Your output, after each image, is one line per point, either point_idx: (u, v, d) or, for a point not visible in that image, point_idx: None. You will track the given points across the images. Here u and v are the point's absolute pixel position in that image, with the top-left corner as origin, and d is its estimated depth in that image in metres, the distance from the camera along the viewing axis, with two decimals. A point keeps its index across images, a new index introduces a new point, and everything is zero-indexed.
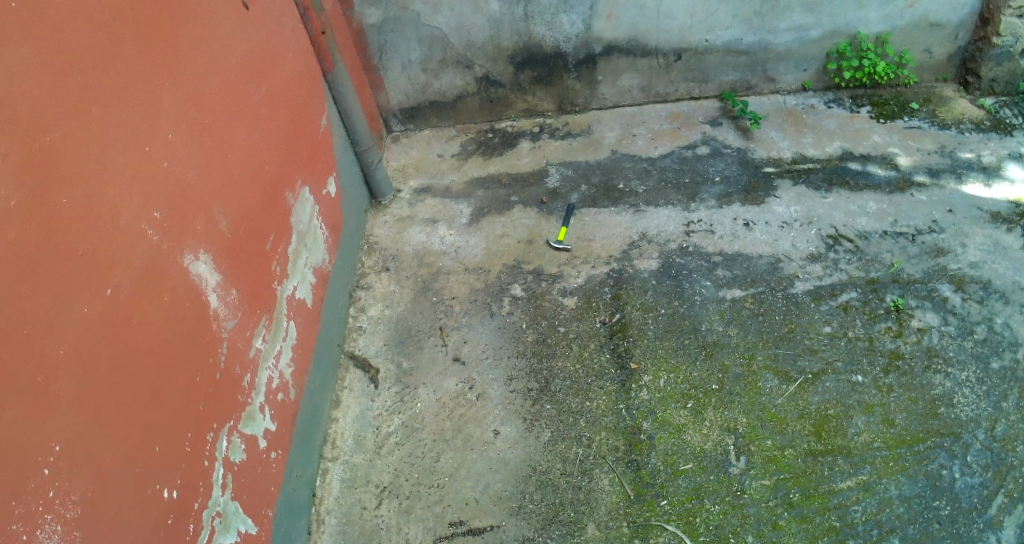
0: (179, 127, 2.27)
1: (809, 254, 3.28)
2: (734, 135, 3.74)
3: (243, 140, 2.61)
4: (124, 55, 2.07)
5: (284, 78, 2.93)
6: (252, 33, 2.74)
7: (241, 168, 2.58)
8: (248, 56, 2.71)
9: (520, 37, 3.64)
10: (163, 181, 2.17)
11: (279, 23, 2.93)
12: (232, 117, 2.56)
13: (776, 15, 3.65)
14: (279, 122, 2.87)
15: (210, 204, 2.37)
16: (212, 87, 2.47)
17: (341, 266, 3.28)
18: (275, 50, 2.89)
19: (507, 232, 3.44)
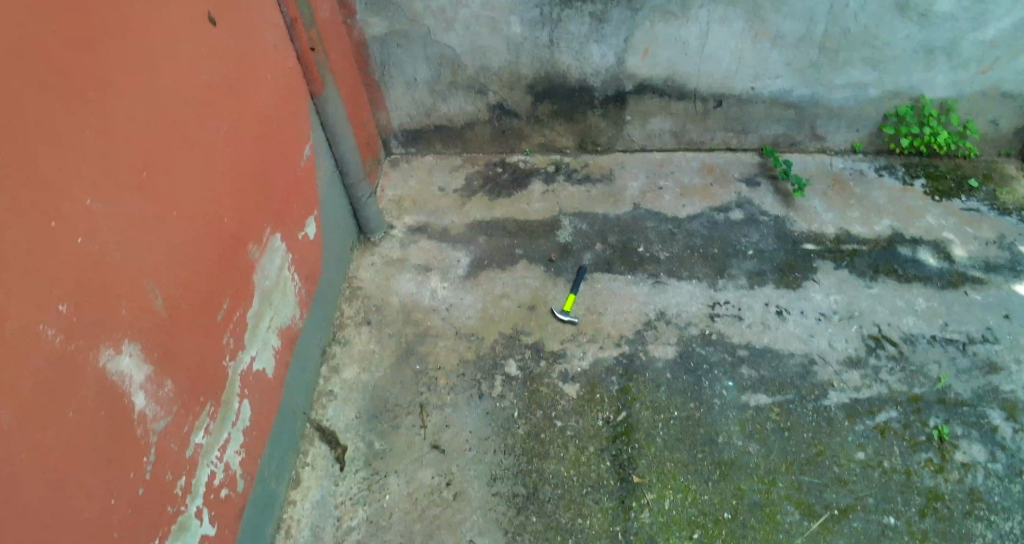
0: (108, 186, 1.80)
1: (847, 357, 2.88)
2: (772, 200, 3.33)
3: (209, 189, 2.18)
4: (100, 110, 1.79)
5: (275, 117, 2.54)
6: (220, 53, 2.25)
7: (192, 225, 2.10)
8: (216, 82, 2.22)
9: (542, 66, 3.21)
10: (117, 261, 1.82)
11: (256, 36, 2.44)
12: (185, 164, 2.08)
13: (833, 69, 3.23)
14: (248, 159, 2.38)
15: (143, 278, 1.91)
16: (160, 127, 1.99)
17: (315, 320, 2.86)
18: (249, 70, 2.40)
19: (507, 292, 3.03)
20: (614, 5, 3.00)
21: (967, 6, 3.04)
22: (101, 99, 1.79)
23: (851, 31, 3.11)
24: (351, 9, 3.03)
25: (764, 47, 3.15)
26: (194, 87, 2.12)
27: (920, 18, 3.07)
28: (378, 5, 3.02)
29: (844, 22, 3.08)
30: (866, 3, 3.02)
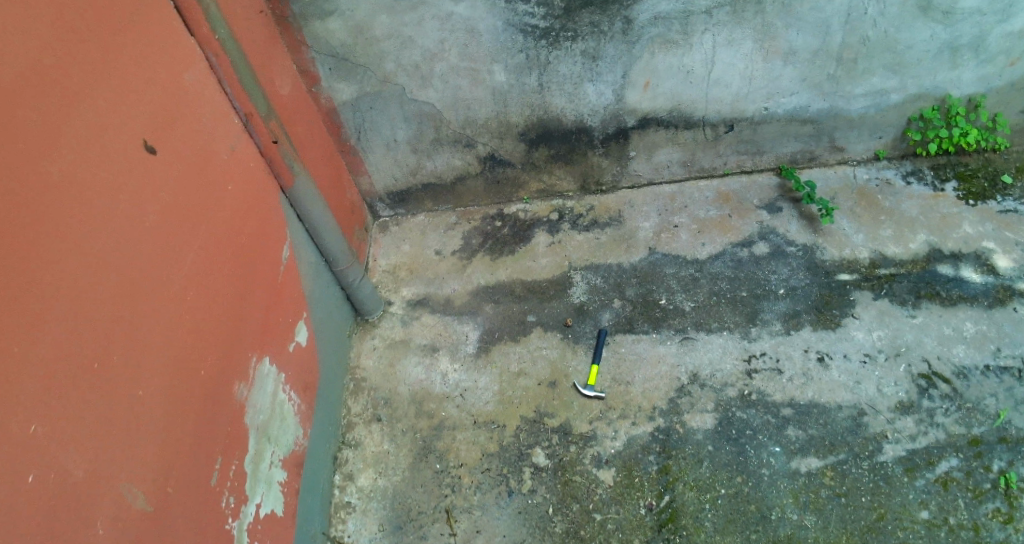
0: (53, 397, 1.53)
1: (898, 402, 2.62)
2: (797, 226, 3.09)
3: (184, 345, 1.91)
4: (28, 318, 1.51)
5: (247, 231, 2.26)
6: (167, 182, 1.94)
7: (166, 397, 1.83)
8: (173, 220, 1.93)
9: (533, 111, 2.98)
10: (77, 480, 1.56)
11: (207, 144, 2.13)
12: (149, 331, 1.80)
13: (851, 79, 2.98)
14: (220, 289, 2.09)
15: (116, 483, 1.65)
16: (107, 300, 1.69)
17: (321, 430, 2.62)
18: (208, 189, 2.10)
19: (524, 369, 2.80)
20: (608, 41, 2.77)
21: None
22: (22, 299, 1.50)
23: (870, 38, 2.85)
24: (314, 77, 2.79)
25: (776, 65, 2.91)
26: (142, 236, 1.82)
27: (945, 17, 2.81)
28: (343, 70, 2.78)
29: (862, 29, 2.82)
30: (885, 8, 2.77)
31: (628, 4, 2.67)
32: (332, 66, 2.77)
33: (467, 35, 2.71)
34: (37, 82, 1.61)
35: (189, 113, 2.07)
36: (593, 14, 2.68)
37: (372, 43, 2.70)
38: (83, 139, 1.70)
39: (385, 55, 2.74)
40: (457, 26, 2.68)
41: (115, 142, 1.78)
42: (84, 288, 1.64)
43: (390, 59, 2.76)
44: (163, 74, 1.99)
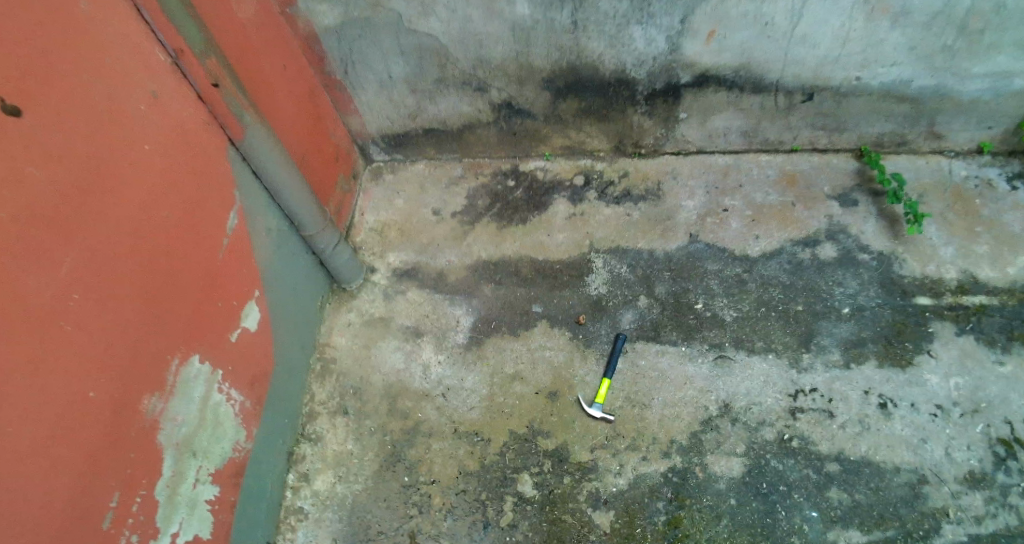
0: None
1: (968, 473, 2.10)
2: (874, 230, 2.47)
3: (99, 361, 1.64)
4: None
5: (196, 210, 1.89)
6: (13, 155, 1.49)
7: (68, 422, 1.58)
8: (85, 210, 1.61)
9: (563, 55, 2.37)
10: None
11: (94, 97, 1.65)
12: (45, 348, 1.54)
13: (972, 53, 2.30)
14: (162, 288, 1.79)
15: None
16: None
17: (274, 425, 2.26)
18: (139, 164, 1.74)
19: (521, 373, 2.36)
20: None
21: None
22: None
23: (1008, 4, 2.16)
24: None
25: (881, 27, 2.24)
26: None
27: None
28: None
29: None
30: None
31: None
32: None
33: None
34: None
35: (59, 56, 1.58)
36: None
37: None
38: None
39: None
40: None
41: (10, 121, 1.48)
42: None
43: None
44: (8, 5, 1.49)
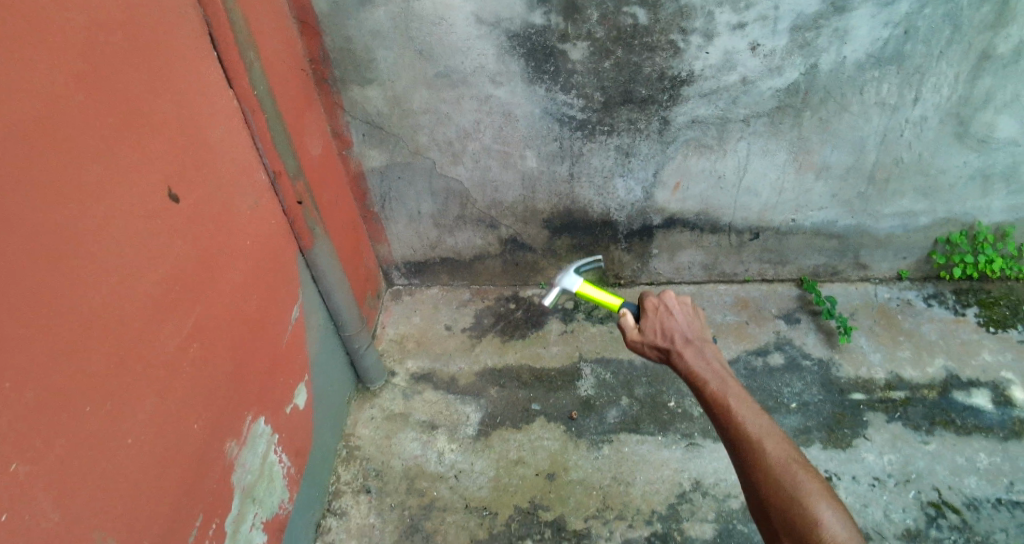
0: (104, 426, 1.65)
1: (906, 530, 2.56)
2: (814, 340, 3.00)
3: (209, 397, 2.01)
4: (97, 344, 1.64)
5: (276, 296, 2.39)
6: (187, 225, 1.95)
7: (188, 446, 1.91)
8: (224, 277, 2.11)
9: (561, 200, 2.94)
10: (100, 500, 1.63)
11: (239, 197, 2.21)
12: (187, 378, 1.92)
13: (881, 199, 2.85)
14: (247, 351, 2.21)
15: (77, 532, 1.57)
16: (115, 334, 1.69)
17: (304, 500, 2.51)
18: (249, 254, 2.24)
19: (522, 457, 2.71)
20: (643, 139, 2.70)
21: None
22: (94, 317, 1.64)
23: (904, 160, 2.71)
24: (347, 140, 2.87)
25: (808, 178, 2.78)
26: (147, 286, 1.80)
27: (980, 145, 2.66)
28: (376, 137, 2.85)
29: (896, 151, 2.69)
30: (922, 132, 2.63)
31: (667, 105, 2.60)
32: (366, 133, 2.84)
33: (503, 118, 2.72)
34: (64, 131, 1.59)
35: (218, 160, 2.11)
36: (631, 111, 2.62)
37: (408, 115, 2.76)
38: (160, 187, 1.86)
39: (419, 128, 2.79)
40: (495, 108, 2.69)
41: (194, 200, 1.99)
42: (135, 327, 1.76)
43: (424, 133, 2.81)
44: (197, 116, 2.02)
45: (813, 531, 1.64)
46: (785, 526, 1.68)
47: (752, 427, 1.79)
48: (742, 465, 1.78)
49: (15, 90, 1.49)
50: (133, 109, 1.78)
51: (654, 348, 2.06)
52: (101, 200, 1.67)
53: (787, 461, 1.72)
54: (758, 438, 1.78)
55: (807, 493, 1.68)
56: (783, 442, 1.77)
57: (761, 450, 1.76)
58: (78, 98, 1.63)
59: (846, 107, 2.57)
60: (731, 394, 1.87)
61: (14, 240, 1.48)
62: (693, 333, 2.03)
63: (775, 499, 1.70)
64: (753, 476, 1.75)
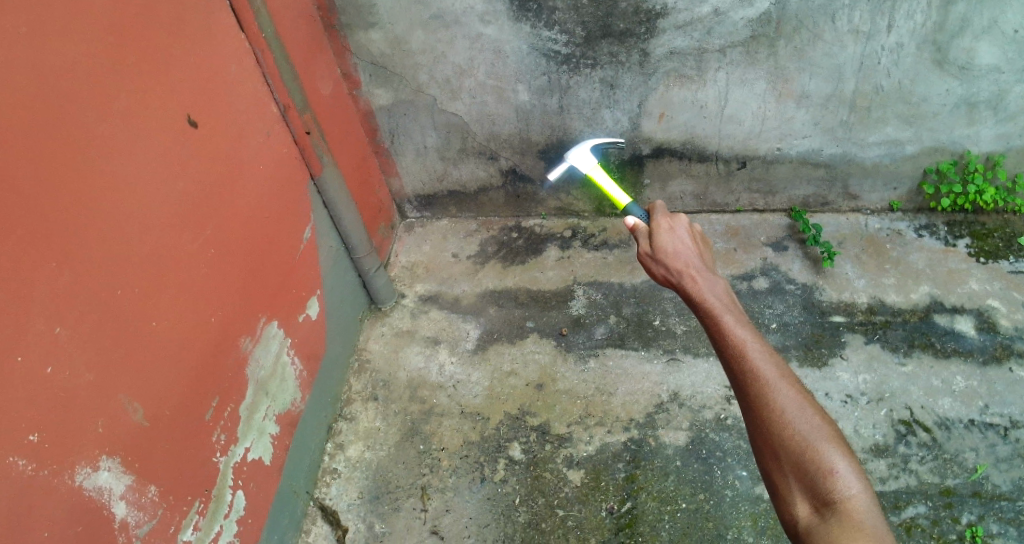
0: (128, 307, 1.95)
1: (874, 444, 2.64)
2: (800, 266, 3.15)
3: (221, 297, 2.30)
4: (123, 237, 1.94)
5: (288, 216, 2.67)
6: (202, 145, 2.23)
7: (200, 335, 2.20)
8: (237, 193, 2.38)
9: (553, 131, 3.18)
10: (126, 366, 1.94)
11: (252, 124, 2.47)
12: (201, 277, 2.21)
13: (865, 127, 3.05)
14: (259, 261, 2.49)
15: (114, 393, 1.90)
16: (137, 231, 1.98)
17: (317, 401, 2.83)
18: (261, 176, 2.52)
19: (514, 370, 2.97)
20: (625, 71, 2.94)
21: (1014, 56, 2.77)
22: (120, 215, 1.93)
23: (883, 87, 2.91)
24: (355, 80, 3.09)
25: (789, 107, 3.01)
26: (169, 196, 2.10)
27: (962, 72, 2.84)
28: (381, 77, 3.08)
29: (875, 78, 2.89)
30: (900, 58, 2.82)
31: (645, 38, 2.83)
32: (372, 73, 3.07)
33: (494, 55, 2.94)
34: (101, 60, 1.89)
35: (233, 89, 2.38)
36: (611, 44, 2.86)
37: (408, 55, 2.98)
38: (177, 110, 2.13)
39: (419, 66, 3.02)
40: (485, 46, 2.92)
41: (209, 124, 2.26)
42: (154, 229, 2.04)
43: (424, 71, 3.03)
44: (213, 49, 2.29)
45: (824, 479, 1.63)
46: (796, 470, 1.66)
47: (769, 372, 1.75)
48: (753, 405, 1.74)
49: (62, 25, 1.78)
50: (156, 44, 2.06)
51: (664, 273, 2.07)
52: (129, 120, 1.97)
53: (804, 403, 1.71)
54: (775, 383, 1.74)
55: (822, 442, 1.66)
56: (801, 391, 1.73)
57: (779, 395, 1.72)
58: (111, 33, 1.92)
59: (819, 35, 2.78)
60: (748, 336, 1.82)
61: (61, 149, 1.78)
62: (700, 262, 2.04)
63: (788, 443, 1.68)
64: (764, 418, 1.71)
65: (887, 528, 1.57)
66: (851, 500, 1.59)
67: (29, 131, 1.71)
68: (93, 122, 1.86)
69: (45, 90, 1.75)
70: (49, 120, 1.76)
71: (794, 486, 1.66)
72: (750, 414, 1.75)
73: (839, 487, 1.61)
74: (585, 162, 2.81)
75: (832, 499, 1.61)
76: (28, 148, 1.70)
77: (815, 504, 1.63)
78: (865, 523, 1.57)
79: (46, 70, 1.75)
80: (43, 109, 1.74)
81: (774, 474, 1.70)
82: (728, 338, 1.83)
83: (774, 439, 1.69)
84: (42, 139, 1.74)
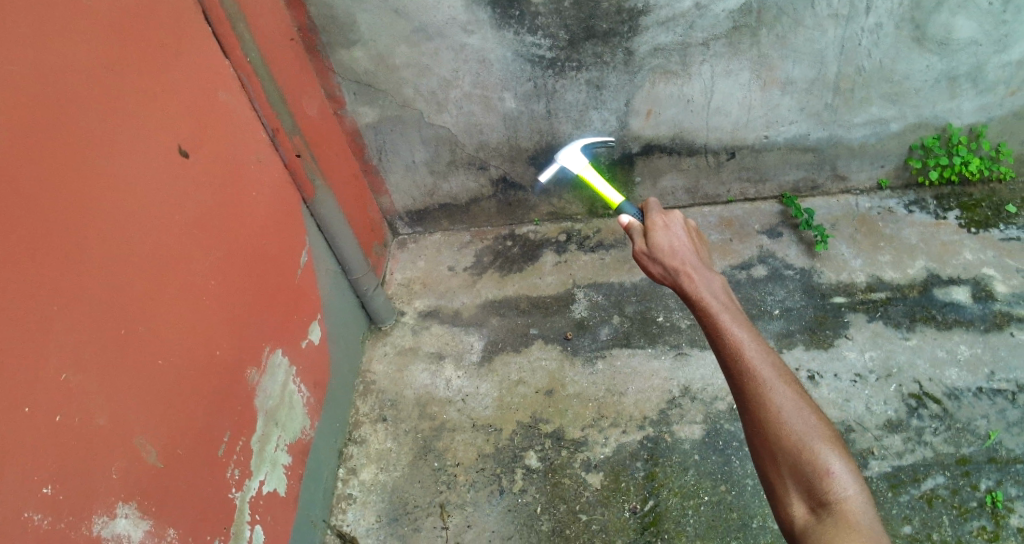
0: (135, 345, 1.91)
1: (887, 420, 2.65)
2: (796, 251, 3.17)
3: (225, 327, 2.26)
4: (124, 275, 1.90)
5: (284, 241, 2.63)
6: (196, 176, 2.19)
7: (207, 368, 2.16)
8: (233, 221, 2.35)
9: (542, 136, 3.18)
10: (137, 405, 1.89)
11: (243, 151, 2.44)
12: (203, 310, 2.17)
13: (850, 109, 3.09)
14: (259, 288, 2.45)
15: (127, 433, 1.85)
16: (138, 267, 1.94)
17: (327, 426, 2.78)
18: (256, 201, 2.48)
19: (523, 378, 2.94)
20: (611, 71, 2.95)
21: (990, 27, 2.82)
22: (120, 252, 1.89)
23: (865, 68, 2.95)
24: (340, 100, 3.07)
25: (774, 94, 3.04)
26: (167, 229, 2.06)
27: (940, 47, 2.89)
28: (366, 95, 3.06)
29: (857, 60, 2.93)
30: (879, 39, 2.86)
31: (628, 36, 2.85)
32: (357, 92, 3.05)
33: (479, 65, 2.94)
34: (89, 95, 1.86)
35: (222, 117, 2.35)
36: (596, 45, 2.87)
37: (393, 71, 2.97)
38: (169, 141, 2.10)
39: (404, 82, 3.00)
40: (470, 56, 2.91)
41: (201, 153, 2.23)
42: (153, 264, 2.00)
43: (409, 86, 3.02)
44: (200, 78, 2.26)
45: (820, 480, 1.62)
46: (792, 470, 1.65)
47: (765, 371, 1.73)
48: (749, 405, 1.72)
49: (47, 62, 1.76)
50: (143, 76, 2.03)
51: (660, 268, 2.06)
52: (121, 154, 1.93)
53: (801, 404, 1.69)
54: (772, 382, 1.72)
55: (819, 442, 1.65)
56: (798, 390, 1.71)
57: (776, 395, 1.70)
58: (97, 67, 1.89)
59: (799, 21, 2.81)
60: (743, 335, 1.80)
61: (58, 187, 1.75)
62: (696, 259, 2.02)
63: (784, 443, 1.66)
64: (761, 418, 1.70)
65: (883, 529, 1.57)
66: (847, 501, 1.59)
67: (23, 171, 1.68)
68: (87, 158, 1.83)
69: (36, 128, 1.72)
70: (42, 159, 1.73)
71: (790, 486, 1.65)
72: (746, 414, 1.74)
73: (835, 488, 1.60)
74: (577, 162, 2.84)
75: (827, 500, 1.60)
76: (23, 188, 1.67)
77: (811, 505, 1.62)
78: (861, 525, 1.56)
79: (36, 109, 1.72)
80: (36, 148, 1.71)
81: (770, 474, 1.69)
82: (723, 336, 1.82)
83: (771, 439, 1.68)
84: (37, 178, 1.71)
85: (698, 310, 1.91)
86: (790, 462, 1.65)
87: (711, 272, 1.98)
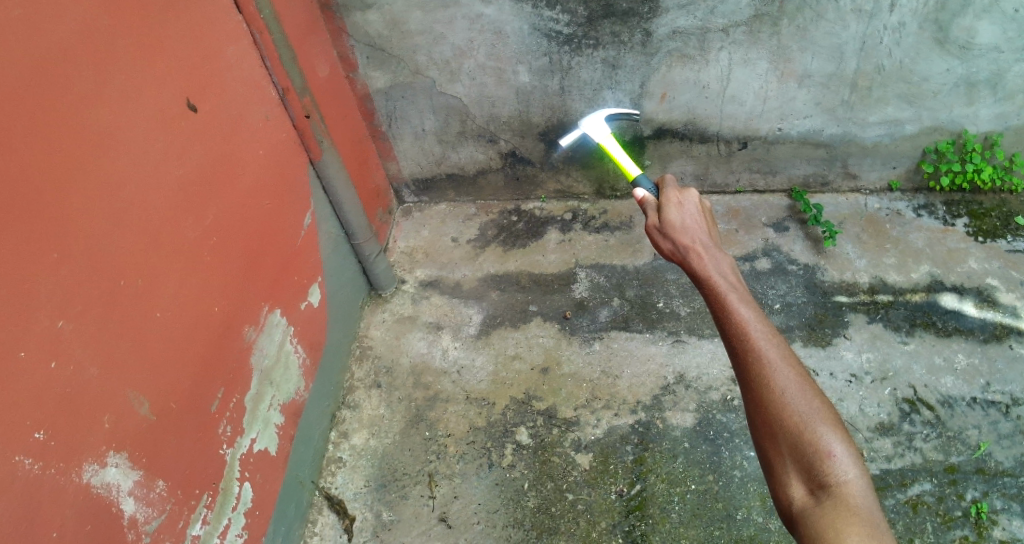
0: (131, 299, 1.89)
1: (879, 423, 2.66)
2: (801, 246, 3.15)
3: (223, 284, 2.24)
4: (123, 224, 1.87)
5: (288, 199, 2.60)
6: (201, 129, 2.16)
7: (203, 324, 2.15)
8: (234, 178, 2.31)
9: (553, 113, 3.14)
10: (130, 359, 1.88)
11: (249, 107, 2.40)
12: (201, 265, 2.14)
13: (866, 107, 3.05)
14: (260, 245, 2.43)
15: (119, 385, 1.85)
16: (137, 219, 1.92)
17: (320, 389, 2.78)
18: (261, 159, 2.45)
19: (519, 354, 2.95)
20: (627, 51, 2.90)
21: (1014, 35, 2.77)
22: (120, 204, 1.86)
23: (885, 67, 2.92)
24: (352, 63, 3.03)
25: (790, 87, 3.00)
26: (170, 181, 2.04)
27: (962, 51, 2.84)
28: (378, 59, 3.01)
29: (877, 58, 2.89)
30: (901, 38, 2.82)
31: (647, 17, 2.81)
32: (369, 55, 3.00)
33: (494, 36, 2.90)
34: (92, 45, 1.81)
35: (230, 71, 2.30)
36: (613, 24, 2.83)
37: (406, 37, 2.92)
38: (173, 92, 2.06)
39: (417, 48, 2.96)
40: (485, 27, 2.87)
41: (206, 106, 2.19)
42: (155, 215, 1.98)
43: (423, 52, 2.97)
44: (208, 31, 2.21)
45: (821, 462, 1.61)
46: (792, 452, 1.64)
47: (770, 352, 1.72)
48: (752, 385, 1.72)
49: (52, 4, 1.71)
50: (147, 28, 1.98)
51: (670, 244, 2.04)
52: (125, 105, 1.89)
53: (804, 384, 1.68)
54: (775, 363, 1.71)
55: (820, 424, 1.64)
56: (801, 372, 1.71)
57: (779, 376, 1.69)
58: (103, 14, 1.84)
59: (821, 14, 2.77)
60: (750, 314, 1.79)
61: (57, 133, 1.71)
62: (706, 238, 2.01)
63: (786, 422, 1.66)
64: (763, 398, 1.69)
65: (881, 513, 1.57)
66: (847, 485, 1.58)
67: (20, 123, 1.63)
68: (85, 108, 1.78)
69: (37, 74, 1.67)
70: (39, 112, 1.67)
71: (789, 466, 1.65)
72: (748, 393, 1.73)
73: (835, 471, 1.60)
74: (601, 130, 2.75)
75: (827, 482, 1.60)
76: (22, 132, 1.63)
77: (810, 486, 1.61)
78: (859, 509, 1.56)
79: (32, 64, 1.66)
80: (35, 96, 1.66)
81: (769, 454, 1.68)
82: (730, 315, 1.81)
83: (771, 420, 1.67)
84: (35, 130, 1.66)
85: (706, 289, 1.90)
86: (790, 441, 1.65)
87: (720, 252, 1.97)
